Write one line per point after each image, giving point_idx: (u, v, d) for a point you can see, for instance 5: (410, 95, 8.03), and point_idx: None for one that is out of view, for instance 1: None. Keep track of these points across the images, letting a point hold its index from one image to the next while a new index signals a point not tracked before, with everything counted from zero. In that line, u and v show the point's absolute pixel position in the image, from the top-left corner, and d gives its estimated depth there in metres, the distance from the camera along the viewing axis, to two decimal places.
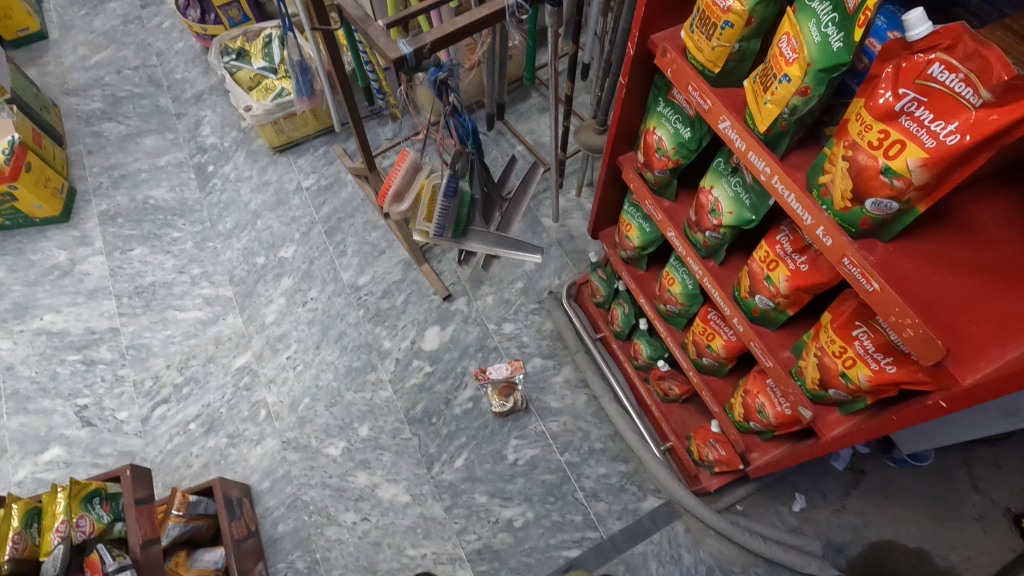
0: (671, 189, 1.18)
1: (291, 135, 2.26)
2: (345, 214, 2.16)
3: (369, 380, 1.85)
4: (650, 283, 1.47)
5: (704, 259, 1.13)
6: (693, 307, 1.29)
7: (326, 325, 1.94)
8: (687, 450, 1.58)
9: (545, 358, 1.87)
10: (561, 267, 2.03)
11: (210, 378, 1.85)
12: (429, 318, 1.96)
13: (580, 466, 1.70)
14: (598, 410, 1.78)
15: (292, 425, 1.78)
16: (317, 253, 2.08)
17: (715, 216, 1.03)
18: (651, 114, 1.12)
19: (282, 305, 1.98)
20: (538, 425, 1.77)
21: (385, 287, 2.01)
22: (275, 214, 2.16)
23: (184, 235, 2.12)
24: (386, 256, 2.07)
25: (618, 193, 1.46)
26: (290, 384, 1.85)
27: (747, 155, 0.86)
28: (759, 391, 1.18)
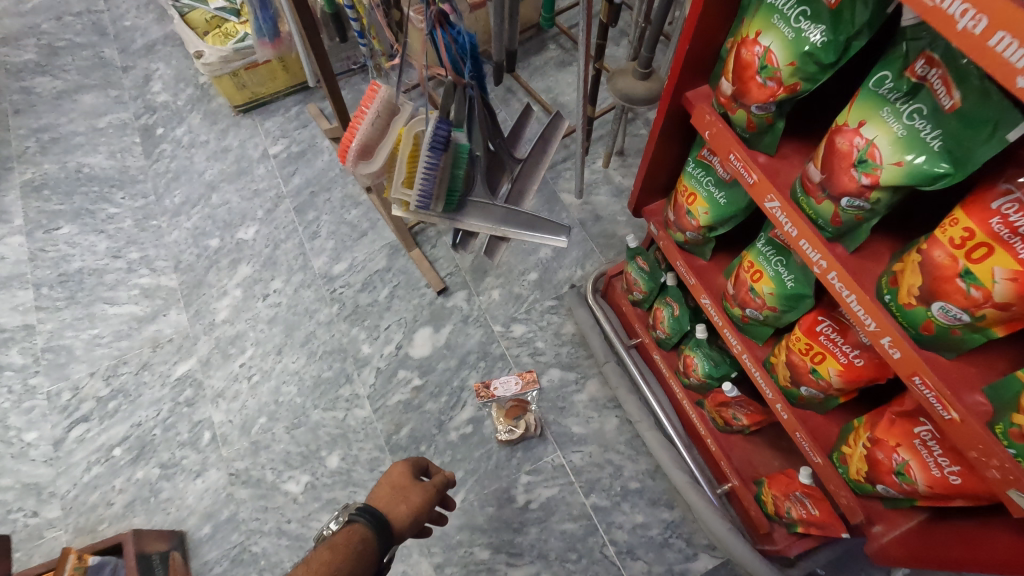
0: (775, 137, 0.77)
1: (256, 92, 1.86)
2: (320, 187, 1.76)
3: (342, 396, 1.46)
4: (715, 278, 1.07)
5: (830, 243, 0.72)
6: (791, 315, 0.89)
7: (291, 324, 1.56)
8: (755, 499, 1.19)
9: (565, 370, 1.49)
10: (585, 255, 1.64)
11: (143, 391, 1.47)
12: (420, 317, 1.56)
13: (610, 512, 1.32)
14: (633, 438, 1.39)
15: (243, 453, 1.40)
16: (283, 235, 1.69)
17: (865, 171, 0.63)
18: (751, 15, 0.71)
19: (238, 299, 1.59)
20: (557, 457, 1.39)
21: (366, 278, 1.62)
22: (234, 186, 1.77)
23: (122, 211, 1.73)
24: (367, 239, 1.68)
25: (674, 154, 1.05)
26: (243, 400, 1.46)
27: (986, 48, 0.44)
28: (900, 444, 0.79)
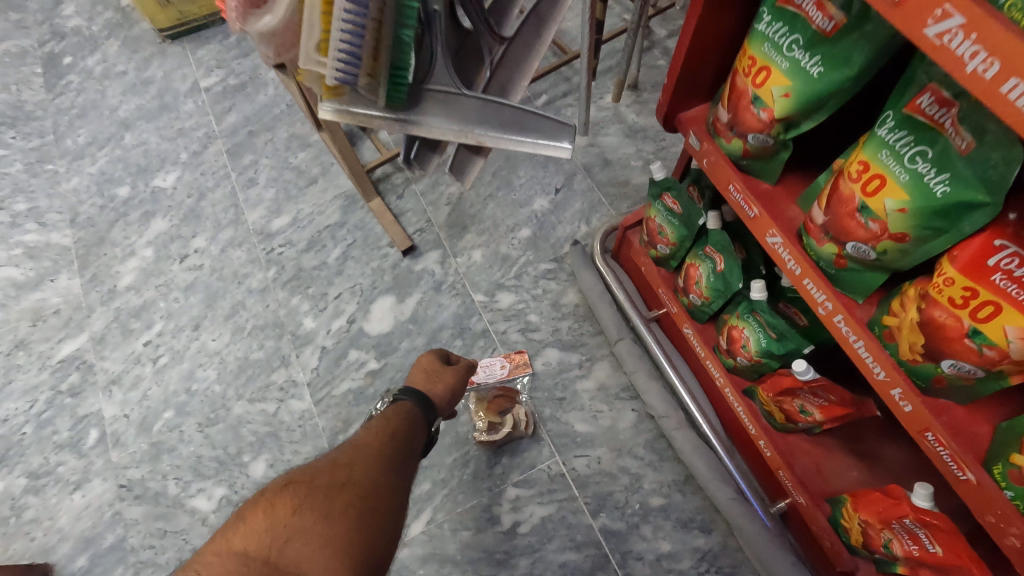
0: None
1: (185, 11, 1.50)
2: (260, 125, 1.42)
3: (274, 384, 1.12)
4: (788, 207, 0.73)
5: None
6: (939, 244, 0.55)
7: (213, 292, 1.21)
8: (830, 524, 0.86)
9: (565, 350, 1.15)
10: (590, 207, 1.30)
11: (15, 377, 1.13)
12: (379, 283, 1.22)
13: (625, 538, 0.99)
14: (655, 441, 1.06)
15: (139, 458, 1.06)
16: (210, 182, 1.34)
17: None
18: None
19: (147, 261, 1.25)
20: (554, 464, 1.05)
21: (313, 235, 1.28)
22: (152, 124, 1.42)
23: (11, 154, 1.38)
24: (316, 188, 1.33)
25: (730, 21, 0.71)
26: (144, 389, 1.12)
27: None
28: None
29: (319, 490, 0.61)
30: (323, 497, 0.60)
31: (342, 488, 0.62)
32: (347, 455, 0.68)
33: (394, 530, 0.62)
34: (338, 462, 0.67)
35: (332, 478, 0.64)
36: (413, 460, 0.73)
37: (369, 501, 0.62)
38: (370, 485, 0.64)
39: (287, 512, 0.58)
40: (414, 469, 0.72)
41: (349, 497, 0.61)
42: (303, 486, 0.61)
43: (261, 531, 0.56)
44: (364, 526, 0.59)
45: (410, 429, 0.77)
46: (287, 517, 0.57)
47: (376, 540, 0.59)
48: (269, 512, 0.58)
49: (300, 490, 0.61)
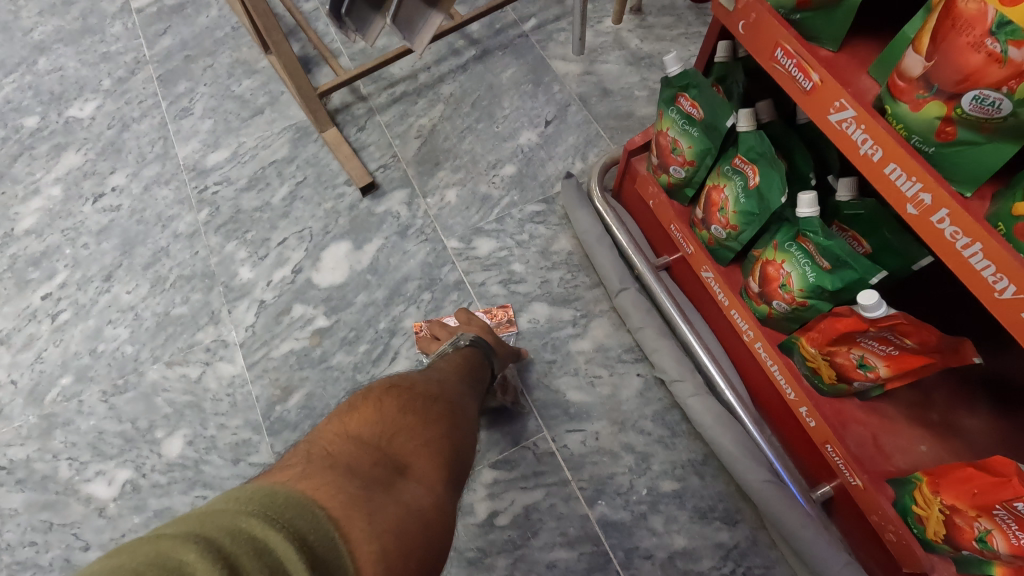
0: None
1: None
2: (198, 50, 1.21)
3: (200, 345, 0.91)
4: (859, 74, 0.53)
5: None
6: None
7: (131, 237, 1.00)
8: (897, 512, 0.66)
9: (557, 305, 0.95)
10: (587, 142, 1.09)
11: None
12: (333, 227, 1.01)
13: (629, 533, 0.79)
14: (666, 412, 0.86)
15: (25, 434, 0.85)
16: (136, 112, 1.13)
17: None
18: None
19: (54, 201, 1.04)
20: (541, 441, 0.85)
21: (255, 172, 1.07)
22: (72, 48, 1.21)
23: None
24: (262, 119, 1.13)
25: None
26: (38, 351, 0.91)
27: None
28: None
29: (419, 395, 0.60)
30: (427, 402, 0.59)
31: (441, 402, 0.61)
32: (435, 375, 0.67)
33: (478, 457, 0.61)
34: (428, 378, 0.65)
35: (430, 390, 0.62)
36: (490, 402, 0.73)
37: (461, 420, 0.61)
38: (461, 406, 0.63)
39: (394, 407, 0.56)
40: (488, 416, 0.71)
41: (443, 409, 0.60)
42: (408, 388, 0.60)
43: (373, 417, 0.54)
44: (459, 442, 0.58)
45: (485, 372, 0.76)
46: (397, 411, 0.56)
47: (469, 457, 0.58)
48: (373, 405, 0.56)
49: (402, 393, 0.59)
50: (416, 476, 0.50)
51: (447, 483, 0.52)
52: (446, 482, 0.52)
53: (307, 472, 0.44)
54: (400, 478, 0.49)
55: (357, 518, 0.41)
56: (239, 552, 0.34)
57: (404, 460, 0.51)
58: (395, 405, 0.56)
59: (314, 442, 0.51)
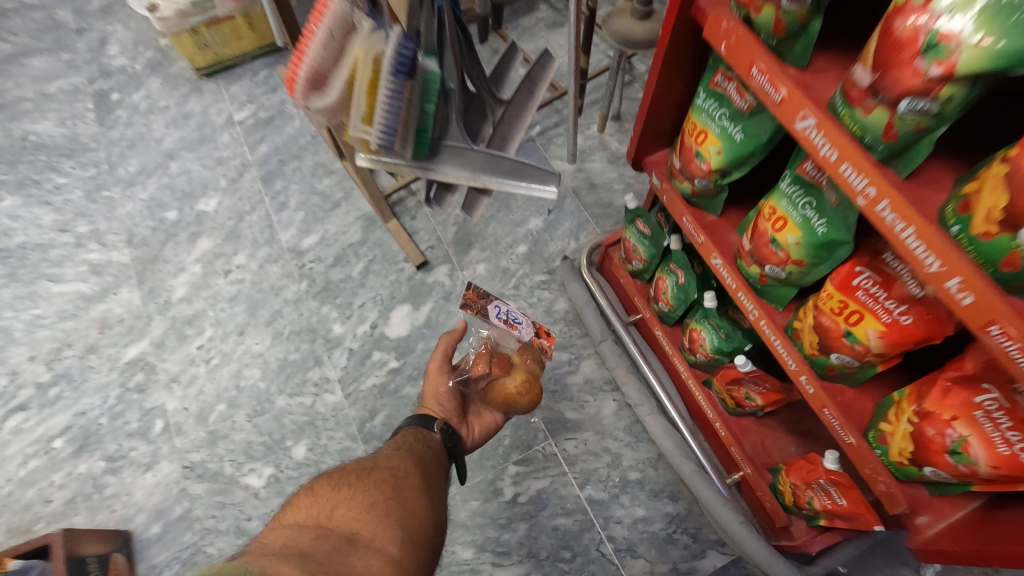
0: (807, 43, 0.62)
1: (220, 53, 1.70)
2: (289, 155, 1.61)
3: (310, 380, 1.32)
4: (728, 236, 0.93)
5: (876, 165, 0.58)
6: (823, 267, 0.75)
7: (255, 302, 1.41)
8: (770, 488, 1.06)
9: (558, 350, 1.35)
10: (579, 226, 1.50)
11: (89, 377, 1.33)
12: (398, 293, 1.42)
13: (607, 506, 1.18)
14: (633, 424, 1.26)
15: (198, 444, 1.26)
16: (248, 206, 1.54)
17: (931, 60, 0.49)
18: None
19: (197, 276, 1.44)
20: (548, 445, 1.25)
21: (339, 252, 1.47)
22: (195, 155, 1.62)
23: (72, 181, 1.58)
24: (340, 211, 1.53)
25: (681, 87, 0.90)
26: (199, 386, 1.32)
27: None
28: (955, 416, 0.65)
29: (356, 475, 0.74)
30: (364, 479, 0.73)
31: (381, 475, 0.74)
32: (376, 454, 0.81)
33: (435, 513, 0.74)
34: (371, 460, 0.79)
35: (368, 466, 0.76)
36: (441, 465, 0.86)
37: (402, 484, 0.74)
38: (402, 469, 0.77)
39: (335, 492, 0.70)
40: (443, 480, 0.84)
41: (380, 479, 0.73)
42: (345, 472, 0.74)
43: (313, 506, 0.68)
44: (403, 504, 0.71)
45: (426, 433, 0.90)
46: (334, 494, 0.69)
47: (416, 512, 0.70)
48: (313, 493, 0.70)
49: (345, 479, 0.72)
50: (364, 542, 0.63)
51: (394, 538, 0.65)
52: (395, 538, 0.65)
53: (259, 556, 0.57)
54: (350, 545, 0.61)
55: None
56: None
57: (347, 530, 0.64)
58: (331, 488, 0.70)
59: (266, 534, 0.64)
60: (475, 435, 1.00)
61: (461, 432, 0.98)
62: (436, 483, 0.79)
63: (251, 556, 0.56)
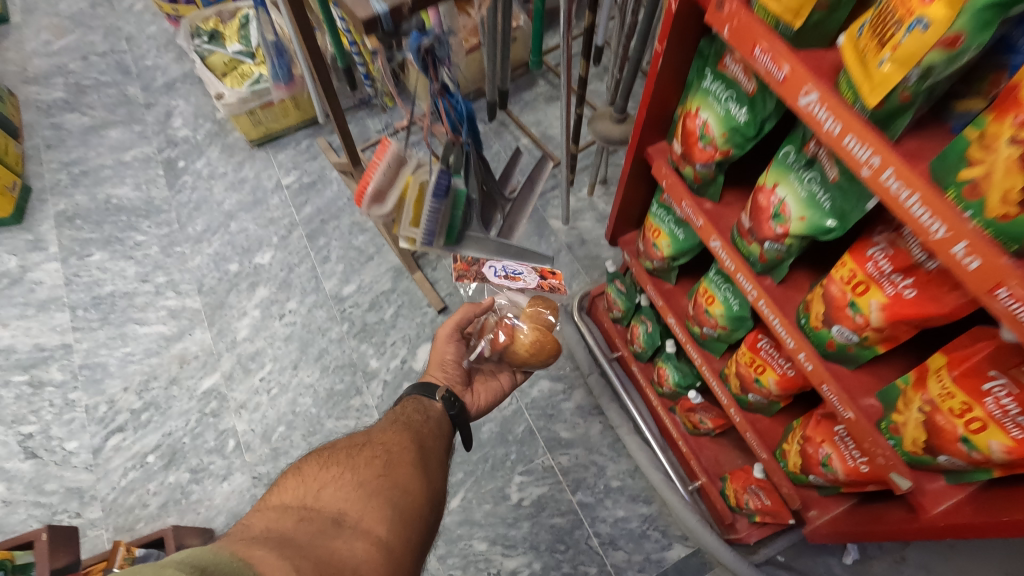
0: (716, 188, 0.93)
1: (270, 127, 2.02)
2: (329, 215, 1.93)
3: (353, 407, 1.62)
4: (681, 300, 1.23)
5: (759, 276, 0.89)
6: (739, 332, 1.05)
7: (305, 341, 1.71)
8: (720, 493, 1.35)
9: (554, 381, 1.64)
10: (572, 275, 1.80)
11: (173, 403, 1.63)
12: (422, 333, 1.72)
13: (594, 507, 1.48)
14: (615, 442, 1.55)
15: (264, 458, 1.55)
16: (297, 259, 1.85)
17: (779, 223, 0.80)
18: (694, 92, 0.87)
19: (257, 319, 1.75)
20: (546, 458, 1.54)
21: (373, 298, 1.78)
22: (251, 215, 1.93)
23: (149, 238, 1.89)
24: (373, 263, 1.84)
25: (643, 191, 1.20)
26: (263, 410, 1.62)
27: (841, 143, 0.61)
28: (823, 440, 0.95)
29: (348, 456, 0.84)
30: (353, 459, 0.83)
31: (371, 455, 0.84)
32: (369, 435, 0.91)
33: (424, 488, 0.83)
34: (365, 441, 0.88)
35: (358, 447, 0.86)
36: (433, 440, 0.96)
37: (390, 464, 0.84)
38: (391, 449, 0.87)
39: (327, 474, 0.79)
40: (438, 450, 0.96)
41: (372, 458, 0.83)
42: (336, 453, 0.84)
43: (302, 487, 0.77)
44: (393, 482, 0.80)
45: (416, 416, 1.00)
46: (324, 475, 0.79)
47: (406, 489, 0.80)
48: (302, 475, 0.80)
49: (337, 462, 0.82)
50: (350, 523, 0.72)
51: (381, 518, 0.74)
52: (382, 518, 0.74)
53: (247, 538, 0.65)
54: (337, 526, 0.71)
55: (277, 557, 0.61)
56: None
57: (335, 510, 0.73)
58: (321, 469, 0.80)
59: (255, 513, 0.73)
60: (479, 402, 1.19)
61: (466, 399, 1.17)
62: (426, 460, 0.89)
63: (235, 540, 0.64)
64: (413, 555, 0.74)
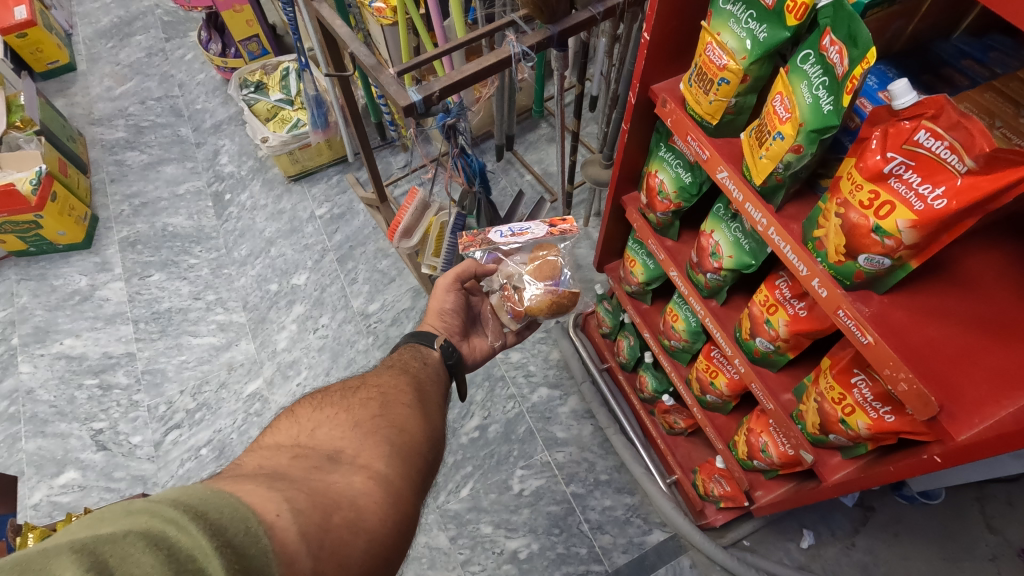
0: (674, 230, 1.19)
1: (306, 165, 2.31)
2: (357, 242, 2.18)
3: None
4: (655, 318, 1.47)
5: (706, 298, 1.14)
6: (697, 344, 1.30)
7: (336, 351, 1.95)
8: (691, 484, 1.58)
9: (552, 388, 1.89)
10: None
11: (222, 404, 1.89)
12: None
13: (585, 497, 1.71)
14: (604, 441, 1.79)
15: None
16: (329, 280, 2.11)
17: (715, 259, 1.05)
18: (653, 158, 1.14)
19: (294, 332, 2.01)
20: (544, 455, 1.78)
21: (395, 314, 2.00)
22: (288, 242, 2.21)
23: (201, 262, 2.19)
24: (395, 284, 2.07)
25: (622, 228, 1.46)
26: None
27: (744, 206, 0.88)
28: (762, 430, 1.19)
29: (342, 397, 0.82)
30: (348, 400, 0.81)
31: (367, 396, 0.83)
32: (365, 377, 0.91)
33: (425, 427, 0.82)
34: (364, 384, 0.87)
35: (352, 389, 0.85)
36: (430, 386, 0.97)
37: (389, 404, 0.82)
38: (390, 391, 0.86)
39: (323, 413, 0.77)
40: (437, 393, 0.97)
41: (369, 399, 0.82)
42: (331, 395, 0.83)
43: (296, 427, 0.76)
44: (390, 422, 0.78)
45: (411, 364, 1.02)
46: (318, 415, 0.77)
47: (405, 428, 0.78)
48: (294, 416, 0.78)
49: (333, 402, 0.81)
50: (348, 459, 0.70)
51: (380, 454, 0.72)
52: (382, 454, 0.72)
53: (237, 474, 0.62)
54: (332, 463, 0.68)
55: (266, 488, 0.57)
56: (159, 532, 0.46)
57: (330, 448, 0.71)
58: (314, 410, 0.78)
59: (250, 452, 0.71)
60: (475, 353, 1.27)
61: (463, 348, 1.26)
62: (424, 401, 0.89)
63: (224, 476, 0.60)
64: (416, 491, 0.72)
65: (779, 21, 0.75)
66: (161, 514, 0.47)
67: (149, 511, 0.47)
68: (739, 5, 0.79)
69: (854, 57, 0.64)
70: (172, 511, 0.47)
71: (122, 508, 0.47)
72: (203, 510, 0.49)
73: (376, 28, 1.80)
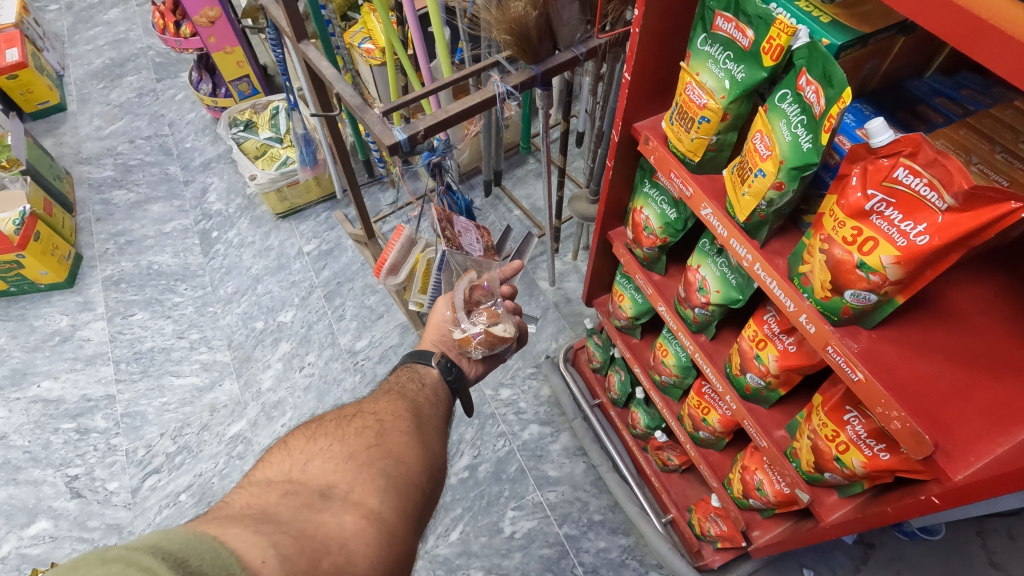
0: (661, 265, 1.18)
1: (294, 202, 2.31)
2: (345, 278, 2.16)
3: None
4: (645, 352, 1.46)
5: (695, 333, 1.13)
6: (688, 379, 1.28)
7: (322, 391, 1.91)
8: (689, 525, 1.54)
9: (542, 425, 1.85)
10: (558, 330, 2.02)
11: (203, 447, 1.83)
12: None
13: (578, 539, 1.66)
14: (597, 479, 1.74)
15: None
16: (315, 317, 2.08)
17: (702, 294, 1.05)
18: (638, 194, 1.15)
19: (280, 370, 1.97)
20: (536, 495, 1.73)
21: (382, 351, 1.97)
22: (275, 278, 2.18)
23: (185, 300, 2.16)
24: (383, 320, 2.04)
25: (609, 262, 1.46)
26: None
27: (729, 242, 0.88)
28: (757, 467, 1.17)
29: (337, 425, 0.79)
30: (343, 429, 0.77)
31: (363, 425, 0.79)
32: (362, 403, 0.87)
33: (424, 458, 0.77)
34: (364, 413, 0.83)
35: (349, 417, 0.81)
36: (429, 409, 0.93)
37: (387, 431, 0.79)
38: (388, 419, 0.82)
39: (315, 446, 0.73)
40: (437, 416, 0.93)
41: (366, 427, 0.78)
42: (325, 424, 0.79)
43: (288, 460, 0.71)
44: (386, 451, 0.74)
45: (409, 389, 0.98)
46: (311, 447, 0.73)
47: (402, 459, 0.74)
48: (287, 448, 0.74)
49: (327, 430, 0.77)
50: (341, 496, 0.65)
51: (374, 490, 0.68)
52: (377, 489, 0.68)
53: (222, 515, 0.58)
54: (322, 500, 0.64)
55: (251, 533, 0.54)
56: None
57: (322, 484, 0.66)
58: (307, 441, 0.74)
59: (239, 488, 0.67)
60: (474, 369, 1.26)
61: (464, 364, 1.25)
62: (424, 428, 0.85)
63: (207, 518, 0.56)
64: (412, 531, 0.68)
65: (756, 61, 0.76)
66: (137, 562, 0.43)
67: (126, 560, 0.43)
68: (716, 46, 0.80)
69: (831, 96, 0.65)
70: (149, 559, 0.44)
71: (96, 556, 0.43)
72: (181, 558, 0.46)
73: (365, 68, 1.83)
